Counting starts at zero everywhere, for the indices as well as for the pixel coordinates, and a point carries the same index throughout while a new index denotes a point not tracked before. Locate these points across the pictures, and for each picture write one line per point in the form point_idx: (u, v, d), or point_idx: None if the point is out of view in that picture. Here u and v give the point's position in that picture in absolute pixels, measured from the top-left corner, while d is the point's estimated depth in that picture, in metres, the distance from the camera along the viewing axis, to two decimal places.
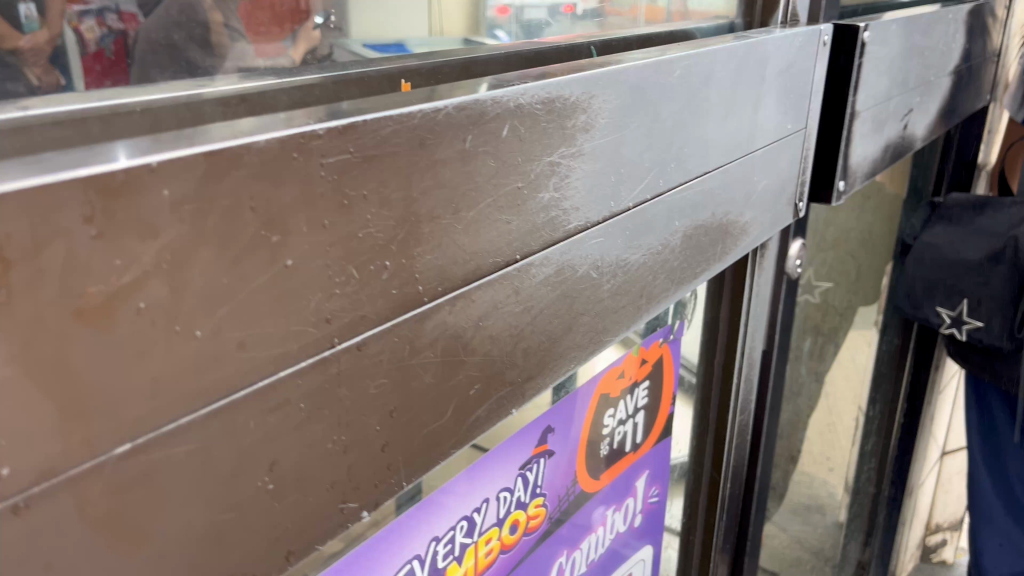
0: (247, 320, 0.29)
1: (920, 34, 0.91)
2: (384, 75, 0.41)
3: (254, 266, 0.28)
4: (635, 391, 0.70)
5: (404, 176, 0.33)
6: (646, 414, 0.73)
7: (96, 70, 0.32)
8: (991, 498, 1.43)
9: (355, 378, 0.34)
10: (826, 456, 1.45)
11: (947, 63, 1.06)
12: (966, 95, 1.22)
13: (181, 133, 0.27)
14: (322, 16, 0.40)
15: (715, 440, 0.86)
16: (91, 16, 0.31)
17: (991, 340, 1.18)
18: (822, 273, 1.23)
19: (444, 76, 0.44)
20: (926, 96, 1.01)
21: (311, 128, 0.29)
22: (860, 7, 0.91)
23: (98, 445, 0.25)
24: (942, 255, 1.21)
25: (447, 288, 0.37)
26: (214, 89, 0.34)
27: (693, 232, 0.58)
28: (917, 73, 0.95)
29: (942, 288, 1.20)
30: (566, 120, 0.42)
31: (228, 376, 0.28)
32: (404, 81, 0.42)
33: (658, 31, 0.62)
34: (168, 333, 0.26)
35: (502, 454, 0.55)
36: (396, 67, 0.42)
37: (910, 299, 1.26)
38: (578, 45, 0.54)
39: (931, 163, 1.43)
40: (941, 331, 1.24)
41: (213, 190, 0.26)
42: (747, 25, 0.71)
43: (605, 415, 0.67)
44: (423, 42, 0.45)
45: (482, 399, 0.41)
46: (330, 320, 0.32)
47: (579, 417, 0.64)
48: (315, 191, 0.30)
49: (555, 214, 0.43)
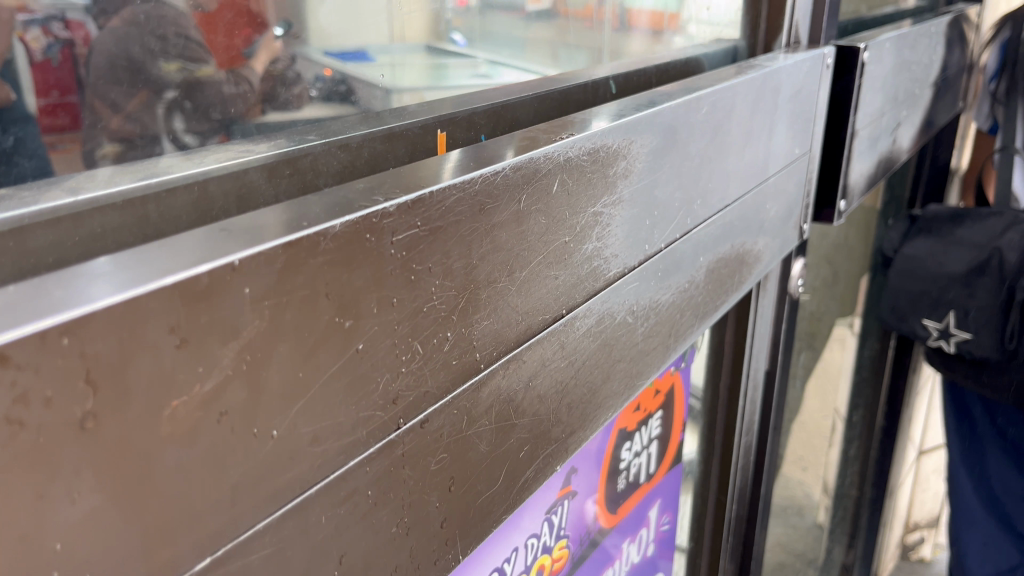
0: (321, 412, 0.27)
1: (908, 49, 0.92)
2: (425, 127, 0.39)
3: (328, 355, 0.27)
4: (649, 422, 0.70)
5: (465, 243, 0.32)
6: (658, 444, 0.73)
7: (46, 82, 0.29)
8: (972, 499, 1.45)
9: (418, 457, 0.32)
10: (803, 460, 1.45)
11: (930, 75, 1.07)
12: (943, 105, 1.24)
13: (252, 220, 0.25)
14: (284, 26, 0.36)
15: (721, 463, 0.85)
16: (37, 25, 0.28)
17: (981, 351, 1.18)
18: (807, 284, 1.24)
19: (478, 125, 0.43)
20: (911, 109, 1.02)
21: (382, 205, 0.27)
22: (851, 24, 0.91)
23: (179, 564, 0.23)
24: (925, 268, 1.23)
25: (501, 352, 0.36)
26: (263, 155, 0.32)
27: (715, 265, 0.57)
28: (905, 88, 0.95)
29: (928, 300, 1.23)
30: (608, 168, 0.41)
31: (302, 473, 0.27)
32: (442, 133, 0.40)
33: (669, 61, 0.61)
34: (246, 437, 0.24)
35: (532, 504, 0.55)
36: (434, 118, 0.40)
37: (895, 312, 1.29)
38: (598, 80, 0.53)
39: (906, 171, 1.45)
40: (929, 344, 1.25)
41: (291, 282, 0.25)
42: (750, 49, 0.71)
43: (623, 449, 0.67)
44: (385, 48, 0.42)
45: (531, 460, 0.40)
46: (396, 400, 0.30)
47: (599, 454, 0.63)
48: (385, 270, 0.28)
49: (597, 264, 0.42)
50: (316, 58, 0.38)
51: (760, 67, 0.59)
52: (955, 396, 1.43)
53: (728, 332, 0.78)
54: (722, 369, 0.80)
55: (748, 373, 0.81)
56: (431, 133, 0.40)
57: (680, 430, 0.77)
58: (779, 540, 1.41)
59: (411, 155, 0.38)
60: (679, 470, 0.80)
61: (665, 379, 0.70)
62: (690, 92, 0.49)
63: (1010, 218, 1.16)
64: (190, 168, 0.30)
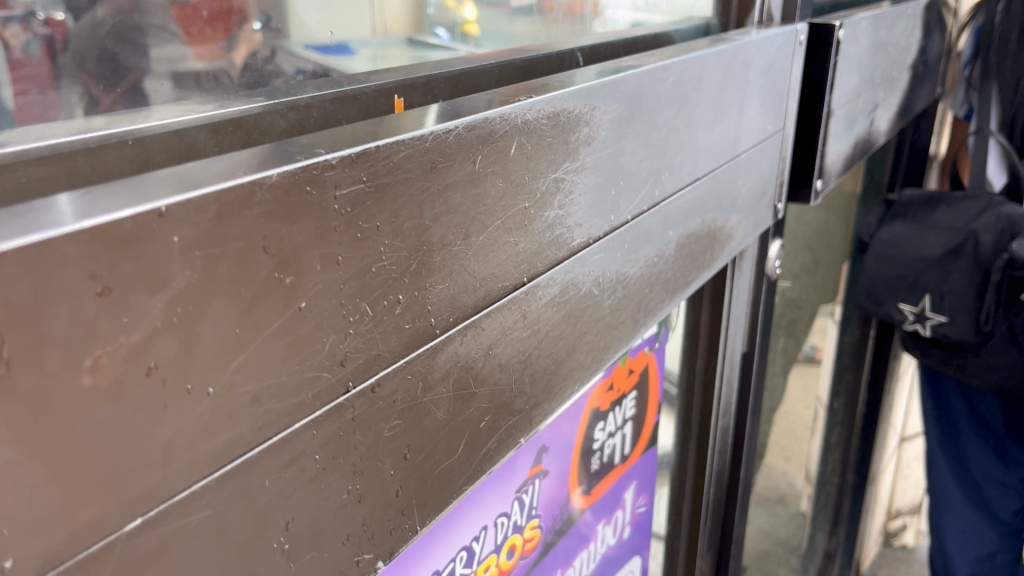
0: (261, 371, 0.26)
1: (884, 30, 0.91)
2: (382, 91, 0.38)
3: (268, 312, 0.26)
4: (623, 402, 0.70)
5: (417, 203, 0.31)
6: (632, 425, 0.73)
7: (23, 79, 0.28)
8: (950, 484, 1.45)
9: (370, 422, 0.31)
10: (787, 449, 1.46)
11: (907, 57, 1.07)
12: (921, 90, 1.24)
13: (185, 169, 0.25)
14: (262, 19, 0.35)
15: (698, 445, 0.85)
16: (15, 22, 0.27)
17: (957, 334, 1.19)
18: (788, 269, 1.24)
19: (437, 91, 0.42)
20: (888, 92, 1.02)
21: (323, 158, 0.27)
22: (826, 4, 0.91)
23: (108, 522, 0.23)
24: (902, 253, 1.23)
25: (458, 318, 0.35)
26: (207, 113, 0.31)
27: (685, 240, 0.57)
28: (881, 69, 0.95)
29: (906, 284, 1.22)
30: (569, 133, 0.40)
31: (242, 434, 0.26)
32: (398, 98, 0.40)
33: (638, 34, 0.61)
34: (179, 393, 0.24)
35: (500, 481, 0.54)
36: (391, 83, 0.39)
37: (871, 296, 1.28)
38: (566, 52, 0.53)
39: (886, 157, 1.45)
40: (904, 328, 1.25)
41: (224, 233, 0.24)
42: (722, 26, 0.70)
43: (596, 429, 0.66)
44: (367, 43, 0.41)
45: (492, 431, 0.39)
46: (344, 362, 0.29)
47: (570, 433, 0.62)
48: (328, 225, 0.27)
49: (559, 232, 0.41)
50: (299, 54, 0.37)
51: (729, 40, 0.58)
52: (932, 381, 1.44)
53: (703, 312, 0.78)
54: (698, 350, 0.80)
55: (723, 354, 0.80)
56: (387, 99, 0.39)
57: (654, 411, 0.76)
58: (763, 528, 1.40)
59: (366, 117, 0.37)
60: (655, 453, 0.79)
61: (637, 359, 0.69)
62: (656, 62, 0.48)
63: (985, 201, 1.19)
64: (126, 125, 0.29)
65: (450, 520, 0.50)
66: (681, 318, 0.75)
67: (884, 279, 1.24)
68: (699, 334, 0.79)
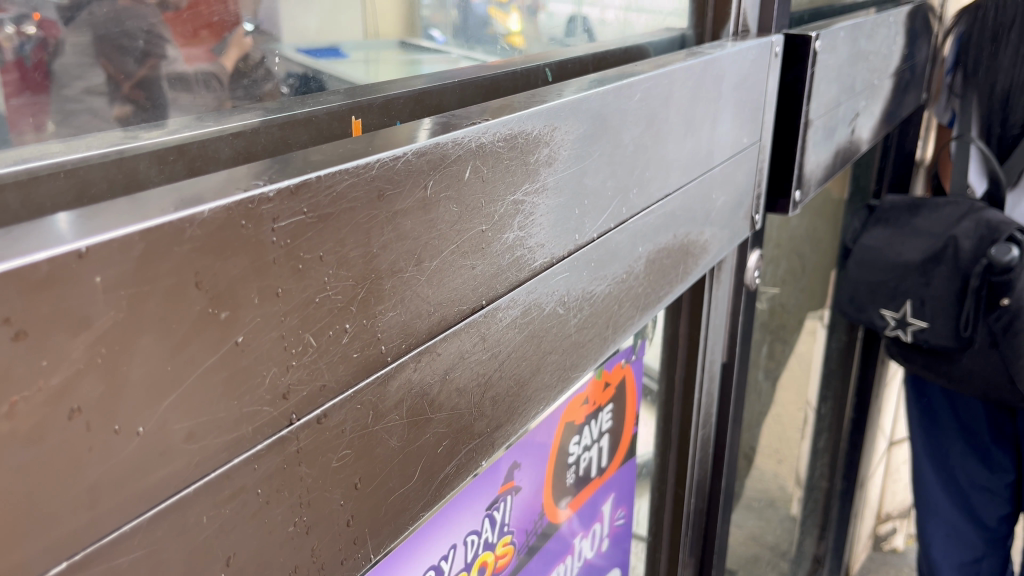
0: (196, 408, 0.26)
1: (864, 38, 0.91)
2: (334, 113, 0.38)
3: (202, 348, 0.25)
4: (599, 415, 0.69)
5: (363, 231, 0.31)
6: (609, 438, 0.72)
7: (16, 81, 0.30)
8: (935, 489, 1.45)
9: (316, 454, 0.31)
10: (777, 453, 1.46)
11: (889, 64, 1.07)
12: (906, 95, 1.24)
13: (115, 204, 0.24)
14: (253, 22, 0.37)
15: (678, 455, 0.85)
16: (8, 25, 0.29)
17: (936, 339, 1.19)
18: (775, 276, 1.23)
19: (397, 111, 0.42)
20: (870, 99, 1.02)
21: (260, 191, 0.26)
22: (806, 13, 0.91)
23: (30, 567, 0.22)
24: (881, 258, 1.24)
25: (411, 345, 0.35)
26: (151, 140, 0.31)
27: (656, 255, 0.56)
28: (862, 78, 0.95)
29: (886, 290, 1.23)
30: (528, 155, 0.40)
31: (176, 472, 0.26)
32: (355, 119, 0.40)
33: (610, 48, 0.61)
34: (105, 434, 0.23)
35: (470, 498, 0.54)
36: (347, 104, 0.39)
37: (853, 302, 1.27)
38: (533, 68, 0.53)
39: (873, 162, 1.45)
40: (885, 334, 1.25)
41: (152, 271, 0.23)
42: (698, 37, 0.70)
43: (571, 443, 0.66)
44: (358, 45, 0.42)
45: (450, 455, 0.39)
46: (287, 395, 0.29)
47: (544, 448, 0.62)
48: (266, 258, 0.27)
49: (520, 254, 0.41)
50: (289, 56, 0.39)
51: (701, 55, 0.58)
52: (915, 387, 1.44)
53: (682, 324, 0.78)
54: (677, 361, 0.79)
55: (702, 364, 0.80)
56: (343, 120, 0.39)
57: (632, 422, 0.76)
58: (752, 533, 1.40)
59: (316, 140, 0.37)
60: (633, 465, 0.79)
61: (614, 371, 0.69)
62: (621, 79, 0.47)
63: (966, 206, 1.20)
64: (65, 153, 0.29)
65: (418, 539, 0.49)
66: (659, 330, 0.75)
67: (867, 284, 1.25)
68: (677, 345, 0.79)
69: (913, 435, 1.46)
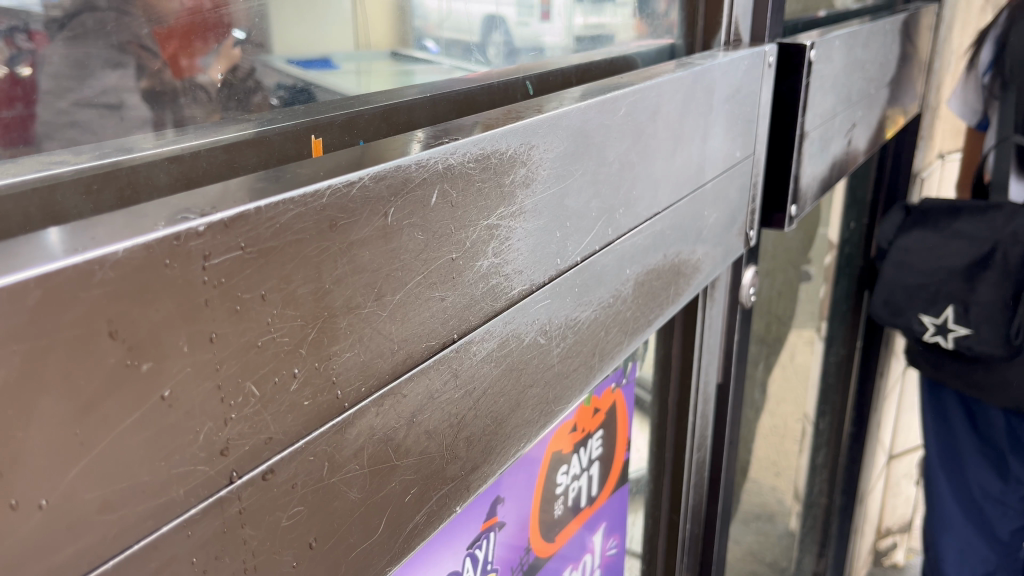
0: (114, 473, 0.23)
1: (861, 47, 0.89)
2: (289, 133, 0.36)
3: (120, 406, 0.22)
4: (588, 442, 0.66)
5: (313, 266, 0.27)
6: (599, 464, 0.69)
7: (7, 94, 0.29)
8: (950, 502, 1.43)
9: (261, 514, 0.28)
10: (775, 465, 1.43)
11: (886, 73, 1.05)
12: (903, 103, 1.22)
13: (20, 242, 0.21)
14: (244, 30, 0.35)
15: (673, 479, 0.82)
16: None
17: (981, 348, 1.18)
18: (773, 288, 1.21)
19: (360, 129, 0.40)
20: (867, 109, 1.00)
21: (187, 226, 0.23)
22: (799, 22, 0.89)
23: None
24: (921, 262, 1.22)
25: (371, 388, 0.31)
26: (75, 166, 0.29)
27: (645, 277, 0.53)
28: (859, 87, 0.93)
29: (927, 294, 1.22)
30: (503, 176, 0.37)
31: (91, 546, 0.23)
32: (314, 138, 0.37)
33: (598, 59, 0.58)
34: (1, 511, 0.20)
35: (455, 536, 0.51)
36: (304, 123, 0.37)
37: (889, 305, 1.26)
38: (514, 80, 0.50)
39: (869, 173, 1.43)
40: (925, 338, 1.25)
41: (55, 323, 0.20)
42: (688, 47, 0.68)
43: (559, 473, 0.63)
44: (350, 56, 0.40)
45: (420, 504, 0.36)
46: (225, 451, 0.26)
47: (530, 480, 0.59)
48: (197, 300, 0.24)
49: (495, 282, 0.38)
50: (282, 68, 0.37)
51: (691, 65, 0.55)
52: (934, 396, 1.41)
53: (675, 344, 0.74)
54: (671, 381, 0.76)
55: (697, 386, 0.77)
56: (299, 140, 0.37)
57: (624, 449, 0.73)
58: (751, 549, 1.37)
59: (267, 163, 0.35)
60: (627, 489, 0.76)
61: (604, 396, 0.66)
62: (605, 93, 0.45)
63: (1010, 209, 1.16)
64: None
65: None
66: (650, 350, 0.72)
67: (904, 288, 1.24)
68: (669, 367, 0.75)
69: (929, 445, 1.44)
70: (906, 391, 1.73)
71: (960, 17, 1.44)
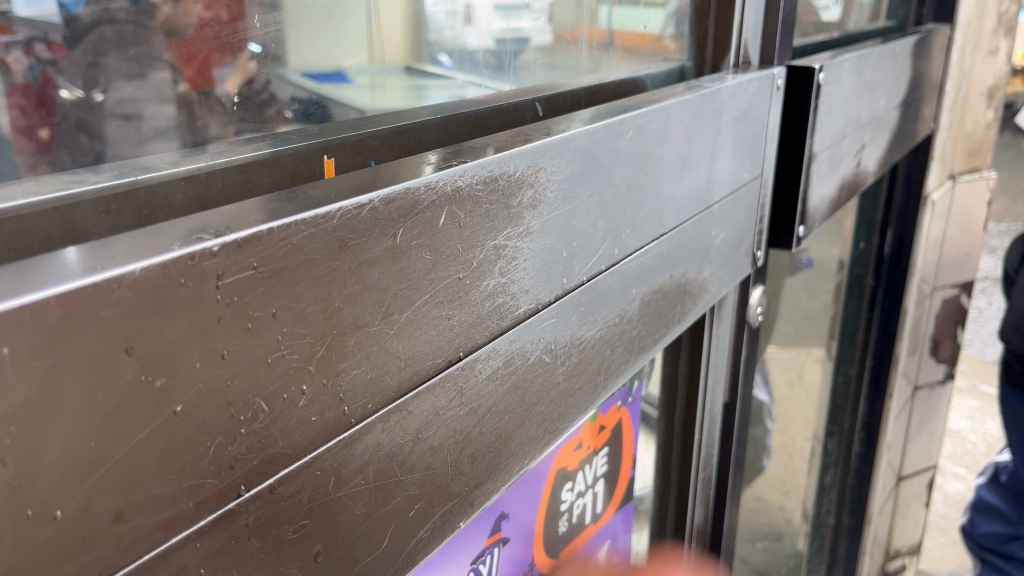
0: (125, 486, 0.23)
1: (870, 70, 0.90)
2: (303, 154, 0.37)
3: (133, 420, 0.23)
4: (594, 458, 0.70)
5: (324, 285, 0.28)
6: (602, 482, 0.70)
7: (25, 104, 0.30)
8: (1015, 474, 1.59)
9: (267, 527, 0.28)
10: (785, 484, 1.43)
11: (895, 95, 1.05)
12: (914, 124, 1.22)
13: (37, 262, 0.22)
14: (260, 45, 0.36)
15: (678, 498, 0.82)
16: (18, 48, 0.29)
17: None
18: (783, 308, 1.22)
19: (373, 151, 0.40)
20: (876, 132, 1.00)
21: (203, 246, 0.24)
22: (808, 45, 0.90)
23: None
24: None
25: (378, 404, 0.32)
26: (93, 185, 0.29)
27: (652, 297, 0.54)
28: (868, 109, 0.93)
29: None
30: (510, 199, 0.37)
31: (104, 557, 0.23)
32: (327, 159, 0.38)
33: (609, 80, 0.59)
34: (18, 522, 0.21)
35: (458, 549, 0.52)
36: (318, 143, 0.38)
37: None
38: (523, 103, 0.51)
39: (880, 193, 1.45)
40: None
41: (70, 342, 0.21)
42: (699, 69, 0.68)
43: (563, 489, 0.63)
44: (363, 70, 0.42)
45: (424, 518, 0.36)
46: (233, 466, 0.26)
47: (535, 495, 0.59)
48: (211, 317, 0.25)
49: (501, 302, 0.38)
50: (296, 81, 0.39)
51: (699, 88, 0.56)
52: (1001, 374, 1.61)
53: (682, 361, 0.75)
54: (677, 400, 0.77)
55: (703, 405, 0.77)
56: (313, 161, 0.38)
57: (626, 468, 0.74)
58: (758, 567, 1.37)
59: (281, 183, 0.36)
60: (632, 509, 0.79)
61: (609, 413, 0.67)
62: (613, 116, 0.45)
63: None
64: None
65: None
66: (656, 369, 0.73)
67: None
68: (676, 384, 0.76)
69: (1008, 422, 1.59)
70: (915, 413, 1.68)
71: (974, 39, 1.44)
